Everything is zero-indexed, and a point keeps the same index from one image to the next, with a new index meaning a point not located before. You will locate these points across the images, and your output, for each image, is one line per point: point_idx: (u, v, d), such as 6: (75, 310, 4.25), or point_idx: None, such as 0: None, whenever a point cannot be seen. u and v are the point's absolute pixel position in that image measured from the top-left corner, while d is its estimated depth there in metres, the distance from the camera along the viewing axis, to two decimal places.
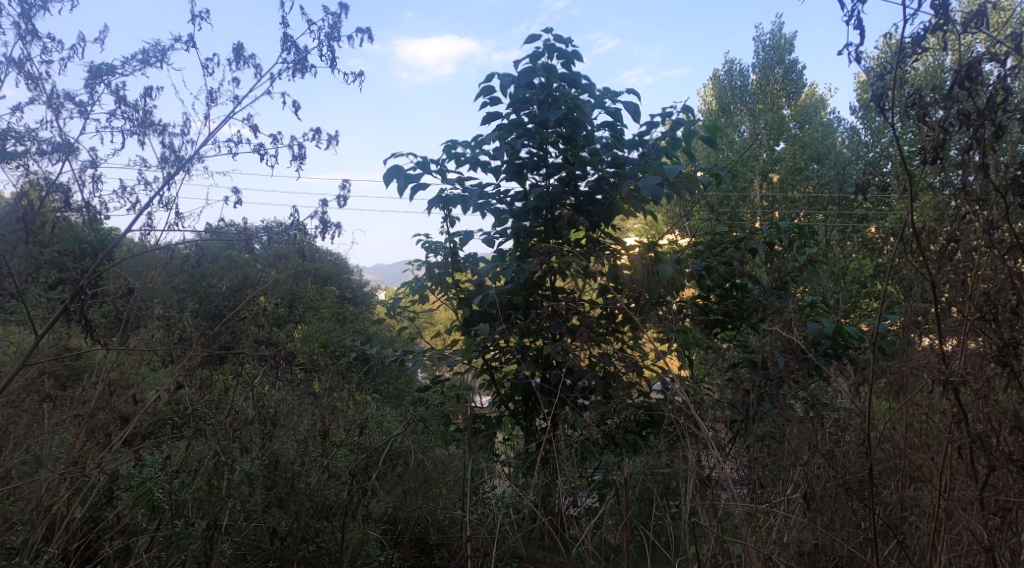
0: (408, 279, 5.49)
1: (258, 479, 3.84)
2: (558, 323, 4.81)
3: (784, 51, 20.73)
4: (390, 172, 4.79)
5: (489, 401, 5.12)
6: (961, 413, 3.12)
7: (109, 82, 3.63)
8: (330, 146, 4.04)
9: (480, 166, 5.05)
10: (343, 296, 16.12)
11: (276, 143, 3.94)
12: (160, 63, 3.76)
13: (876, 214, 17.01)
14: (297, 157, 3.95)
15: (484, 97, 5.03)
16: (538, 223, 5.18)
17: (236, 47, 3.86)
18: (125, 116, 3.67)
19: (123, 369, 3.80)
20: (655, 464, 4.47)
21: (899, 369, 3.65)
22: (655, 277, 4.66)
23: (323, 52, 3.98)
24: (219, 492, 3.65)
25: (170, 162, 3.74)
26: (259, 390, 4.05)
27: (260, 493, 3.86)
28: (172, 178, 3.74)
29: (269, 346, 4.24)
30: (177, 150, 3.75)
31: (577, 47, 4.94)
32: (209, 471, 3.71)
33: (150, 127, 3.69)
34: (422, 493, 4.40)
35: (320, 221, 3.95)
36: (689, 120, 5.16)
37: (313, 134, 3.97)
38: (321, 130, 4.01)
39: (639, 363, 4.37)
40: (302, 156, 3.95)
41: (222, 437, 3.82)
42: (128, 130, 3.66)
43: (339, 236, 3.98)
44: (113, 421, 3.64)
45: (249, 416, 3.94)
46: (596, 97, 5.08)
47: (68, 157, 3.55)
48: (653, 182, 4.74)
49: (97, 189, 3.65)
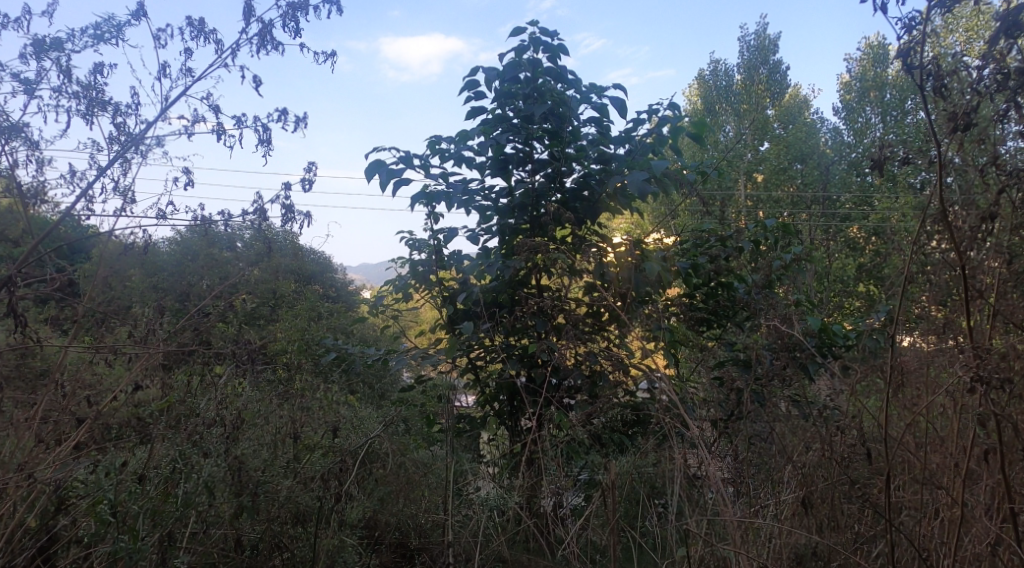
0: (391, 277, 5.36)
1: (220, 487, 3.63)
2: (543, 322, 4.71)
3: (768, 51, 20.76)
4: (372, 167, 4.68)
5: (474, 401, 5.03)
6: (996, 414, 3.00)
7: (56, 58, 3.51)
8: (296, 127, 3.93)
9: (465, 161, 4.94)
10: (325, 297, 15.97)
11: (239, 124, 3.83)
12: (114, 39, 3.66)
13: (859, 214, 17.04)
14: (261, 140, 3.84)
15: (468, 91, 4.93)
16: (523, 220, 5.08)
17: (197, 21, 3.76)
18: (74, 94, 3.55)
19: (81, 369, 3.66)
20: (641, 464, 4.39)
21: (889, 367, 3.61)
22: (642, 275, 4.58)
23: (286, 26, 3.88)
24: (175, 501, 3.49)
25: (122, 143, 3.62)
26: (224, 392, 3.91)
27: (225, 499, 3.66)
28: (124, 160, 3.62)
29: (244, 346, 4.11)
30: (130, 130, 3.63)
31: (563, 41, 4.84)
32: (163, 479, 3.52)
33: (101, 106, 3.57)
34: (400, 498, 4.36)
35: (288, 212, 3.83)
36: (676, 117, 5.06)
37: (279, 116, 3.88)
38: (288, 111, 3.92)
39: (625, 362, 4.30)
40: (267, 137, 3.84)
41: (181, 442, 3.59)
42: (78, 108, 3.55)
43: (309, 226, 3.86)
44: (67, 424, 3.49)
45: (224, 416, 3.82)
46: (582, 92, 4.99)
47: (11, 136, 3.43)
48: (640, 178, 4.66)
49: (43, 170, 3.53)
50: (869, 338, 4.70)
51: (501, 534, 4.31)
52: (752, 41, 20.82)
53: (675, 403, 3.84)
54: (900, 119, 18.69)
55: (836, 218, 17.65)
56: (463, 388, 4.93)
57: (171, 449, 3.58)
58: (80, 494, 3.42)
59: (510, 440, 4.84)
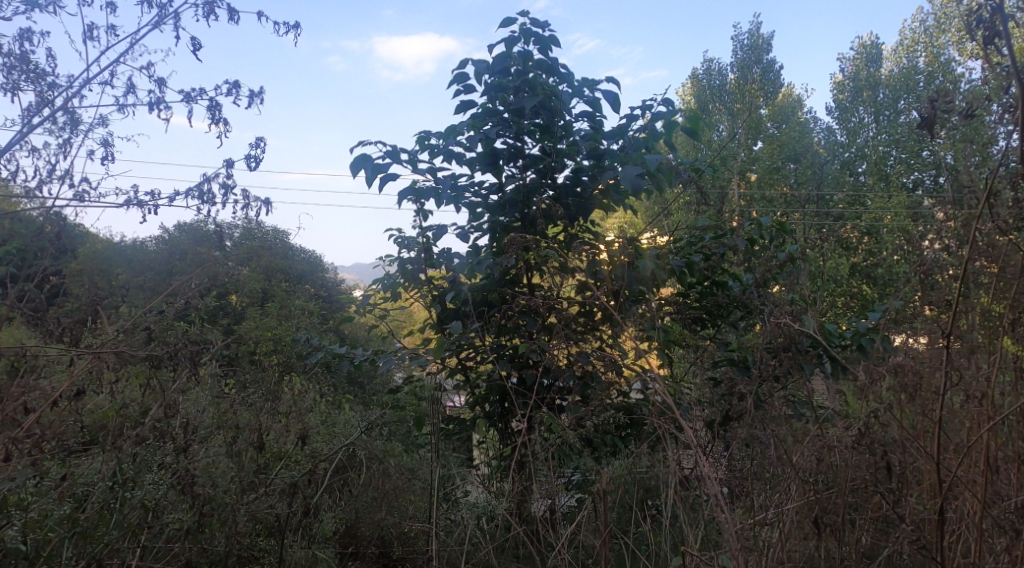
0: (378, 275, 5.20)
1: (163, 502, 3.45)
2: (534, 321, 4.58)
3: (761, 50, 20.71)
4: (358, 161, 4.53)
5: (464, 401, 4.87)
6: None
7: None
8: (250, 102, 3.71)
9: (454, 156, 4.80)
10: (316, 296, 15.82)
11: (188, 98, 3.61)
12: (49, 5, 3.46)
13: (852, 214, 17.02)
14: (212, 116, 3.63)
15: (457, 84, 4.79)
16: (514, 217, 4.95)
17: None
18: (6, 66, 3.33)
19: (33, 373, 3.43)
20: (635, 467, 4.26)
21: (892, 368, 3.48)
22: (636, 273, 4.45)
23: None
24: (107, 523, 3.29)
25: (59, 119, 3.40)
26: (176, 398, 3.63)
27: (176, 517, 3.48)
28: (63, 139, 3.40)
29: (223, 346, 3.95)
30: (67, 105, 3.41)
31: (554, 33, 4.71)
32: (102, 500, 3.32)
33: (34, 77, 3.35)
34: (384, 505, 4.28)
35: (244, 201, 3.66)
36: (669, 112, 4.93)
37: (231, 91, 3.66)
38: (241, 86, 3.70)
39: (618, 363, 4.18)
40: (216, 110, 3.60)
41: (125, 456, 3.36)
42: (10, 80, 3.33)
43: (267, 214, 3.69)
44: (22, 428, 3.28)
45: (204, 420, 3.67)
46: (574, 86, 4.85)
47: None
48: (634, 173, 4.52)
49: None
50: (865, 338, 4.58)
51: (489, 542, 4.18)
52: (746, 40, 20.75)
53: (670, 405, 3.71)
54: (893, 118, 18.68)
55: (828, 218, 17.65)
56: (452, 389, 4.78)
57: (148, 455, 3.43)
58: (31, 506, 3.20)
59: (501, 444, 4.70)
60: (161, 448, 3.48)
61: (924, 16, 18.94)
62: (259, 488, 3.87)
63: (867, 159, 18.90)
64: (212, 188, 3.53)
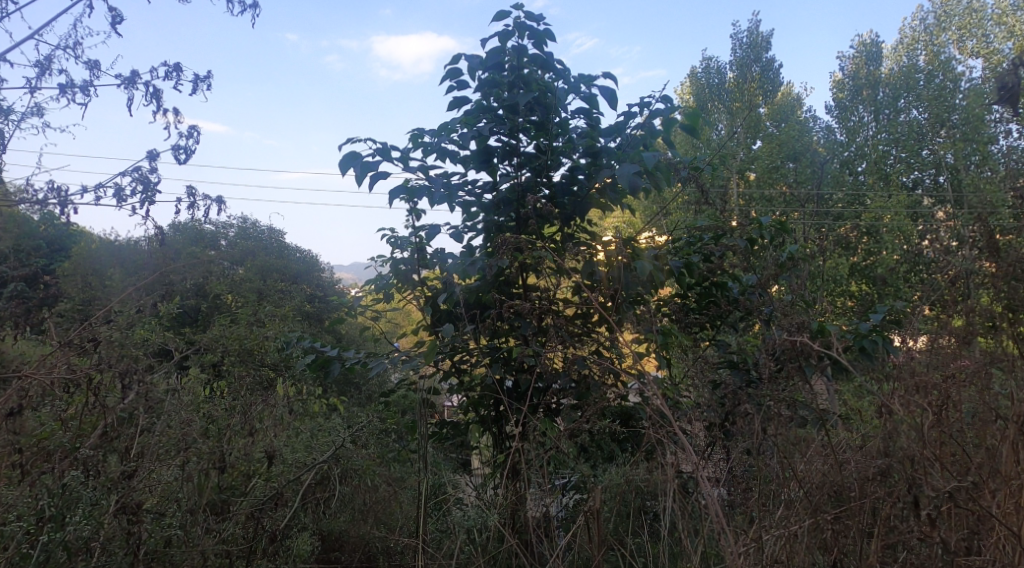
0: (371, 276, 5.04)
1: (112, 529, 3.18)
2: (530, 324, 4.43)
3: (760, 49, 20.57)
4: (346, 160, 4.37)
5: (459, 402, 4.71)
6: None
7: None
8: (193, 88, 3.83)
9: (447, 154, 4.67)
10: (312, 297, 15.67)
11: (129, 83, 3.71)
12: None
13: (852, 214, 16.91)
14: (153, 100, 3.73)
15: (449, 80, 4.64)
16: (509, 217, 4.80)
17: None
18: None
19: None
20: (632, 475, 4.11)
21: (902, 374, 3.33)
22: (633, 274, 4.31)
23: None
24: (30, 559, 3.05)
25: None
26: (139, 415, 3.41)
27: (126, 547, 3.20)
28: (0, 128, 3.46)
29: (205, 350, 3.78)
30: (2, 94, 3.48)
31: (549, 27, 4.57)
32: (33, 528, 3.08)
33: None
34: (370, 518, 4.34)
35: (191, 202, 3.70)
36: (668, 108, 4.78)
37: (170, 75, 3.76)
38: (181, 70, 3.80)
39: (615, 367, 4.09)
40: (158, 97, 3.73)
41: (52, 489, 3.14)
42: None
43: (219, 210, 3.79)
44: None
45: (193, 425, 3.57)
46: (570, 82, 4.72)
47: None
48: (631, 172, 4.37)
49: None
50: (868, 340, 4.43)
51: (481, 554, 4.06)
52: (746, 38, 20.60)
53: (667, 411, 3.59)
54: (893, 118, 18.58)
55: (828, 218, 17.53)
56: (447, 393, 4.63)
57: (78, 488, 3.17)
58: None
59: (495, 450, 4.56)
60: (146, 457, 3.35)
61: (924, 14, 18.82)
62: (238, 496, 3.72)
63: (867, 158, 18.76)
64: (150, 177, 3.59)
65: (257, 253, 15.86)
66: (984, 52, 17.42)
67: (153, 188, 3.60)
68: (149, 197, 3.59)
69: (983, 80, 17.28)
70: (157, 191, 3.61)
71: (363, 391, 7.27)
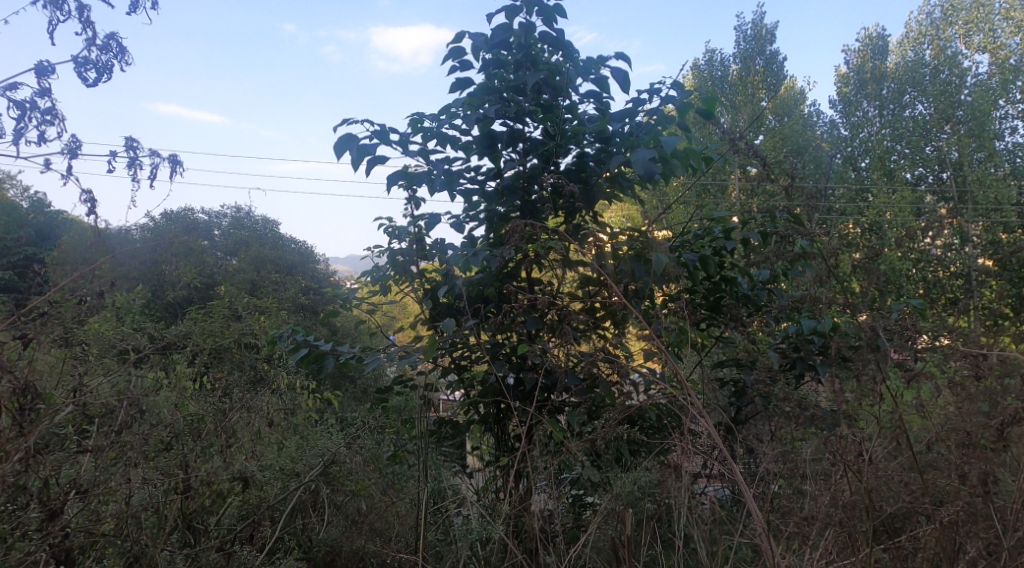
0: (367, 267, 4.64)
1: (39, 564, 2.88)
2: (535, 319, 4.05)
3: (763, 41, 20.18)
4: (341, 142, 4.04)
5: (460, 398, 4.34)
6: None
7: None
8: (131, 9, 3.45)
9: (448, 140, 4.36)
10: (306, 289, 15.33)
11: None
12: None
13: (857, 211, 16.59)
14: (78, 16, 3.33)
15: (452, 59, 4.33)
16: (512, 207, 4.50)
17: None
18: None
19: None
20: (646, 482, 3.86)
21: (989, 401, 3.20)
22: (645, 267, 4.04)
23: None
24: None
25: None
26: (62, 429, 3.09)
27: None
28: None
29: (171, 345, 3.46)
30: None
31: (559, 2, 4.27)
32: None
33: None
34: (364, 528, 3.97)
35: (131, 157, 3.34)
36: (682, 91, 4.48)
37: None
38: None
39: (628, 367, 3.81)
40: (82, 12, 3.34)
41: None
42: None
43: (172, 172, 3.42)
44: None
45: (153, 437, 3.31)
46: (580, 63, 4.42)
47: None
48: (646, 157, 4.02)
49: None
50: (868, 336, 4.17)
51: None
52: (749, 31, 20.30)
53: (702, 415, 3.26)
54: (898, 113, 18.30)
55: (831, 215, 17.22)
56: (446, 389, 4.29)
57: None
58: None
59: (497, 453, 4.29)
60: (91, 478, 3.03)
61: (929, 6, 18.56)
62: (214, 513, 3.48)
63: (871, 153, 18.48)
64: (53, 103, 3.20)
65: (249, 244, 15.50)
66: (990, 47, 17.25)
67: (44, 111, 3.19)
68: (41, 120, 3.18)
69: (988, 75, 17.13)
70: (45, 112, 3.19)
71: (352, 386, 6.91)
